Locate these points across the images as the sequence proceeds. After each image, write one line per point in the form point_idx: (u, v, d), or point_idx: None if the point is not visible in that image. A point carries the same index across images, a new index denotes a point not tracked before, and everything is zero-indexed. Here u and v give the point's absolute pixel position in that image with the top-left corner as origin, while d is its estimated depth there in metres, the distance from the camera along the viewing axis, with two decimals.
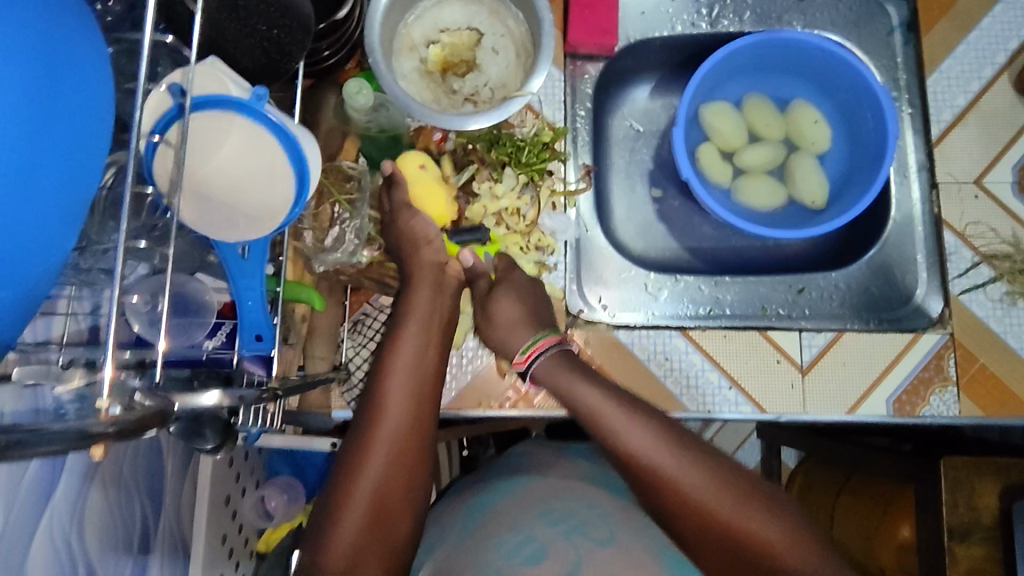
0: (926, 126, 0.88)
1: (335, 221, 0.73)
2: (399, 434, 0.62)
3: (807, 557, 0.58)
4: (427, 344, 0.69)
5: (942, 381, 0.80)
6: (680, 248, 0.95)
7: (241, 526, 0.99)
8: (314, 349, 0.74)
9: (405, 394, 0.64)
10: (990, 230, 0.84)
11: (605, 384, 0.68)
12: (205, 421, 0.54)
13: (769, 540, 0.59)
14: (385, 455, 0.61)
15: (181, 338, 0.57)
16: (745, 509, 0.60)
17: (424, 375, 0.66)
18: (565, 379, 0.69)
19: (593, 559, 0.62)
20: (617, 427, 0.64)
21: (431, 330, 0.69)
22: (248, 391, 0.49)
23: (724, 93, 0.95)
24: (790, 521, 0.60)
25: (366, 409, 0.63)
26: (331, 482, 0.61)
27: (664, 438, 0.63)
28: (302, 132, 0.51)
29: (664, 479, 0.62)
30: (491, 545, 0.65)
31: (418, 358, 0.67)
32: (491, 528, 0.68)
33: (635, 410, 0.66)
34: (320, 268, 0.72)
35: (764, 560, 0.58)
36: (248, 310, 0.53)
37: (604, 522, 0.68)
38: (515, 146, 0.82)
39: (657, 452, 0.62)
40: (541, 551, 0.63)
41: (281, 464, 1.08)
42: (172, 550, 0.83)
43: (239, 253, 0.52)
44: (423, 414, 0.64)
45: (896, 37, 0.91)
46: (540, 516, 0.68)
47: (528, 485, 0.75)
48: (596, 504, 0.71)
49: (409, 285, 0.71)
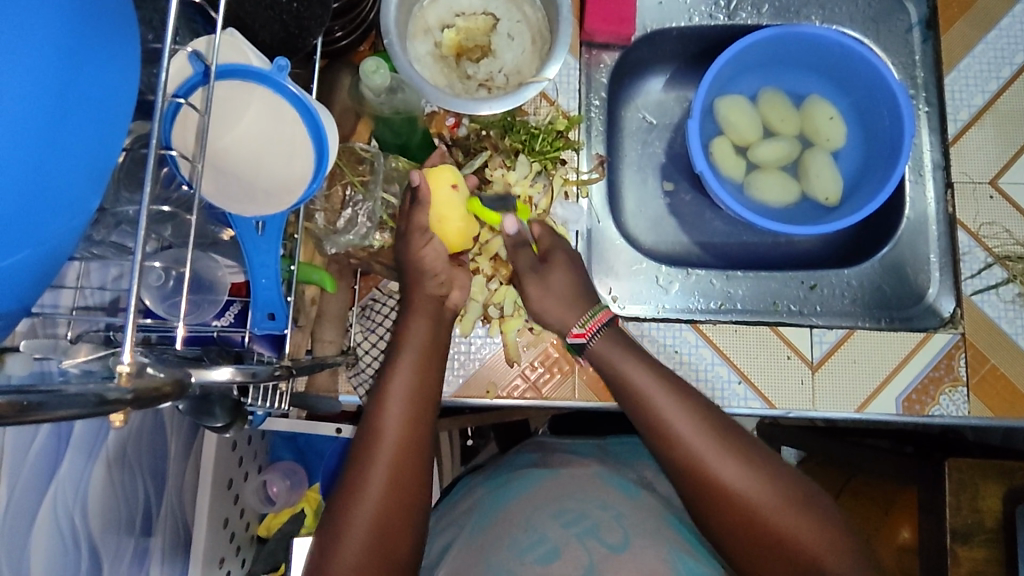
0: (943, 124, 0.87)
1: (347, 202, 0.73)
2: (396, 461, 0.61)
3: (833, 551, 0.60)
4: (426, 366, 0.67)
5: (952, 381, 0.80)
6: (691, 242, 0.94)
7: (243, 511, 0.99)
8: (323, 333, 0.73)
9: (401, 418, 0.63)
10: (1004, 231, 0.84)
11: (654, 365, 0.69)
12: (215, 400, 0.53)
13: (798, 530, 0.61)
14: (383, 481, 0.60)
15: (193, 315, 0.56)
16: (783, 504, 0.62)
17: (422, 397, 0.65)
18: (612, 356, 0.70)
19: (608, 563, 0.62)
20: (664, 411, 0.65)
21: (426, 354, 0.68)
22: (261, 368, 0.48)
23: (740, 88, 0.95)
24: (826, 520, 0.62)
25: (365, 429, 0.63)
26: (329, 508, 0.61)
27: (710, 425, 0.65)
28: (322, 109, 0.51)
29: (705, 467, 0.63)
30: (505, 544, 0.66)
31: (417, 381, 0.66)
32: (504, 527, 0.68)
33: (676, 391, 0.67)
34: (331, 250, 0.71)
35: (792, 550, 0.60)
36: (261, 288, 0.52)
37: (619, 524, 0.67)
38: (529, 133, 0.81)
39: (701, 440, 0.64)
40: (554, 551, 0.63)
41: (284, 450, 1.07)
42: (173, 530, 0.82)
43: (255, 229, 0.51)
44: (420, 438, 0.63)
45: (915, 35, 0.90)
46: (554, 516, 0.68)
47: (539, 484, 0.74)
48: (610, 504, 0.70)
49: (407, 310, 0.70)
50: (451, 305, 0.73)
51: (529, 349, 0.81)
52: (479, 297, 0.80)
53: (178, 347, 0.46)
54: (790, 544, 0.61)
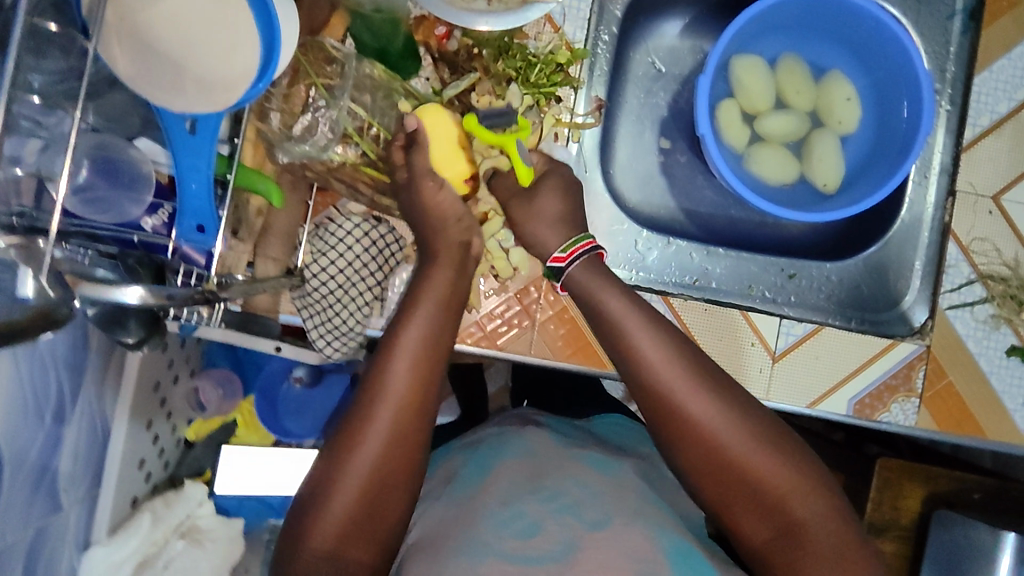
0: (960, 128, 0.82)
1: (308, 106, 0.64)
2: (397, 420, 0.57)
3: (814, 505, 0.60)
4: (443, 319, 0.62)
5: (907, 391, 0.79)
6: (676, 208, 0.89)
7: (170, 414, 0.93)
8: (268, 249, 0.66)
9: (402, 375, 0.58)
10: (993, 248, 0.81)
11: (637, 304, 0.66)
12: (130, 313, 0.49)
13: (782, 483, 0.60)
14: (378, 441, 0.56)
15: (109, 214, 0.49)
16: (758, 453, 0.61)
17: (434, 351, 0.60)
18: (599, 291, 0.67)
19: (594, 542, 0.61)
20: (645, 352, 0.63)
21: (446, 308, 0.62)
22: (178, 291, 0.42)
23: (760, 49, 0.88)
24: (800, 468, 0.61)
25: (369, 378, 0.58)
26: (318, 462, 0.58)
27: (690, 369, 0.62)
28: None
29: (683, 414, 0.61)
30: (482, 516, 0.64)
31: (431, 335, 0.60)
32: (478, 499, 0.67)
33: (661, 332, 0.64)
34: (284, 158, 0.64)
35: (775, 501, 0.60)
36: (190, 196, 0.46)
37: (596, 503, 0.66)
38: (525, 61, 0.72)
39: (677, 382, 0.62)
40: (535, 526, 0.62)
41: (220, 357, 1.02)
42: (89, 425, 0.77)
43: (185, 128, 0.45)
44: (420, 398, 0.58)
45: (955, 23, 0.83)
46: (534, 493, 0.66)
47: (514, 458, 0.72)
48: (588, 483, 0.68)
49: (431, 261, 0.64)
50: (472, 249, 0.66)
51: (492, 297, 0.76)
52: None
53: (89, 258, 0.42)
54: (763, 492, 0.60)
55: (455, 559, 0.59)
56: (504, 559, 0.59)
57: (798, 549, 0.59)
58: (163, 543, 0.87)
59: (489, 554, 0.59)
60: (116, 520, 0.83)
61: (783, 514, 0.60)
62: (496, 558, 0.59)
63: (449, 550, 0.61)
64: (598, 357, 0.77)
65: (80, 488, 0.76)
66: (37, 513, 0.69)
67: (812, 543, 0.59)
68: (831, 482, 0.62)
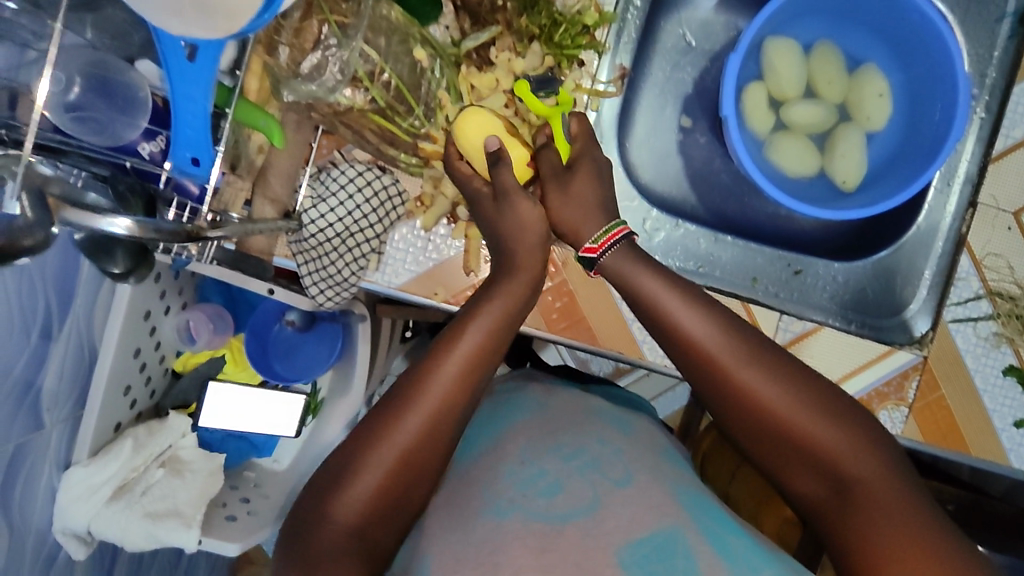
0: (991, 137, 0.79)
1: (319, 44, 0.61)
2: (439, 408, 0.54)
3: (871, 464, 0.54)
4: (504, 327, 0.59)
5: (897, 400, 0.78)
6: (690, 189, 0.87)
7: (159, 344, 0.92)
8: (267, 190, 0.65)
9: (456, 362, 0.55)
10: (1007, 266, 0.78)
11: (669, 273, 0.61)
12: (118, 243, 0.54)
13: (834, 442, 0.55)
14: (423, 418, 0.54)
15: (103, 136, 0.47)
16: (815, 415, 0.55)
17: (491, 352, 0.57)
18: (627, 265, 0.61)
19: (612, 497, 0.55)
20: (683, 320, 0.58)
21: (511, 314, 0.60)
22: (167, 222, 0.41)
23: (796, 33, 0.84)
24: (858, 425, 0.56)
25: (419, 363, 0.56)
26: (355, 434, 0.55)
27: (733, 333, 0.58)
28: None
29: (731, 382, 0.56)
30: (500, 475, 0.59)
31: (490, 335, 0.58)
32: (497, 456, 0.62)
33: (697, 300, 0.59)
34: (289, 97, 0.62)
35: (826, 462, 0.55)
36: (182, 126, 0.44)
37: (619, 460, 0.60)
38: (551, 20, 0.69)
39: (723, 348, 0.57)
40: (557, 485, 0.56)
41: (213, 292, 1.01)
42: (76, 349, 0.76)
43: (184, 54, 0.42)
44: (471, 389, 0.56)
45: (1003, 26, 0.79)
46: (552, 450, 0.61)
47: (527, 417, 0.67)
48: (606, 439, 0.63)
49: (504, 270, 0.62)
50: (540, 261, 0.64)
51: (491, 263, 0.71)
52: (449, 192, 0.69)
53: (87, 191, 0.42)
54: (822, 456, 0.55)
55: (479, 520, 0.54)
56: (528, 518, 0.53)
57: (861, 508, 0.53)
58: (142, 470, 0.87)
59: (514, 512, 0.54)
60: (98, 442, 0.84)
61: (833, 472, 0.55)
62: (522, 517, 0.54)
63: (473, 511, 0.56)
64: (589, 332, 0.76)
65: (63, 410, 0.78)
66: (19, 430, 0.70)
67: (877, 502, 0.53)
68: (885, 437, 0.56)
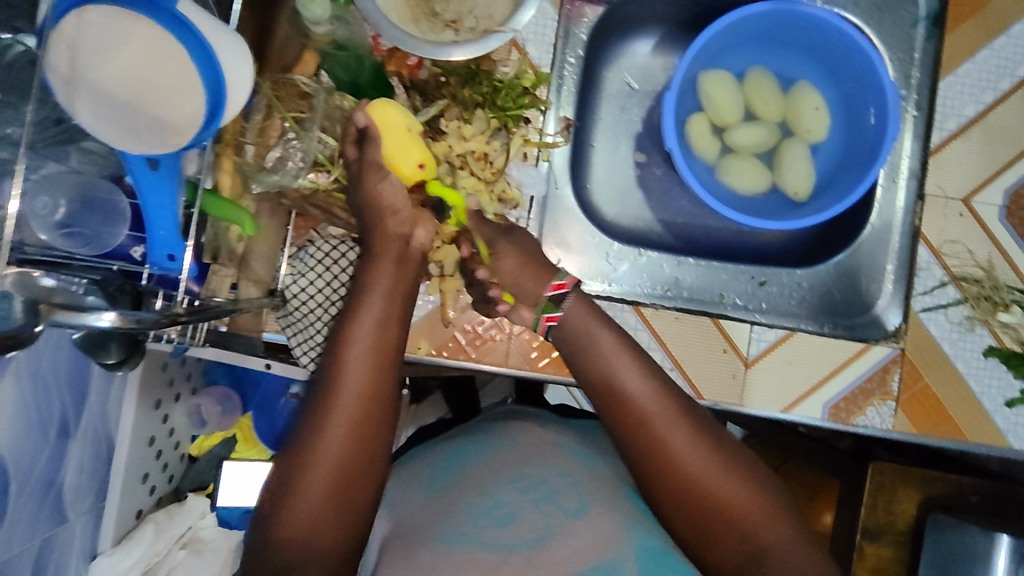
0: (927, 132, 0.83)
1: (281, 140, 0.71)
2: (356, 411, 0.58)
3: (783, 535, 0.59)
4: (395, 300, 0.64)
5: (882, 395, 0.79)
6: (654, 219, 0.91)
7: (172, 432, 0.97)
8: (251, 273, 0.71)
9: (364, 362, 0.59)
10: (966, 250, 0.81)
11: (617, 332, 0.67)
12: (114, 336, 0.60)
13: (750, 511, 0.59)
14: (342, 426, 0.57)
15: (91, 246, 0.54)
16: (727, 471, 0.61)
17: (387, 339, 0.62)
18: (575, 324, 0.67)
19: (566, 527, 0.60)
20: (623, 381, 0.63)
21: (397, 293, 0.64)
22: (147, 314, 0.47)
23: (729, 63, 0.90)
24: (767, 489, 0.61)
25: (323, 375, 0.59)
26: (282, 458, 0.58)
27: (664, 393, 0.63)
28: (215, 23, 0.49)
29: (658, 438, 0.61)
30: (460, 508, 0.63)
31: (381, 324, 0.62)
32: (459, 491, 0.66)
33: (640, 363, 0.65)
34: (258, 189, 0.69)
35: (742, 530, 0.59)
36: (155, 229, 0.50)
37: (577, 491, 0.64)
38: (491, 87, 0.77)
39: (657, 405, 0.62)
40: (511, 515, 0.61)
41: (220, 375, 1.06)
42: (94, 445, 0.81)
43: (148, 166, 0.49)
44: (383, 380, 0.60)
45: (919, 30, 0.85)
46: (511, 482, 0.65)
47: (497, 451, 0.71)
48: (568, 471, 0.67)
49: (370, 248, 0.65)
50: (416, 246, 0.67)
51: (468, 312, 0.79)
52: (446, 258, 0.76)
53: (71, 297, 0.47)
54: (739, 522, 0.59)
55: (429, 548, 0.57)
56: (480, 548, 0.57)
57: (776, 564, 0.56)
58: (166, 553, 0.92)
59: (466, 543, 0.57)
60: (120, 532, 0.88)
61: (750, 543, 0.58)
62: (473, 547, 0.57)
63: (425, 539, 0.59)
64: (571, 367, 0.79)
65: (85, 502, 0.81)
66: (44, 526, 0.74)
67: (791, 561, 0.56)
68: (794, 514, 0.61)
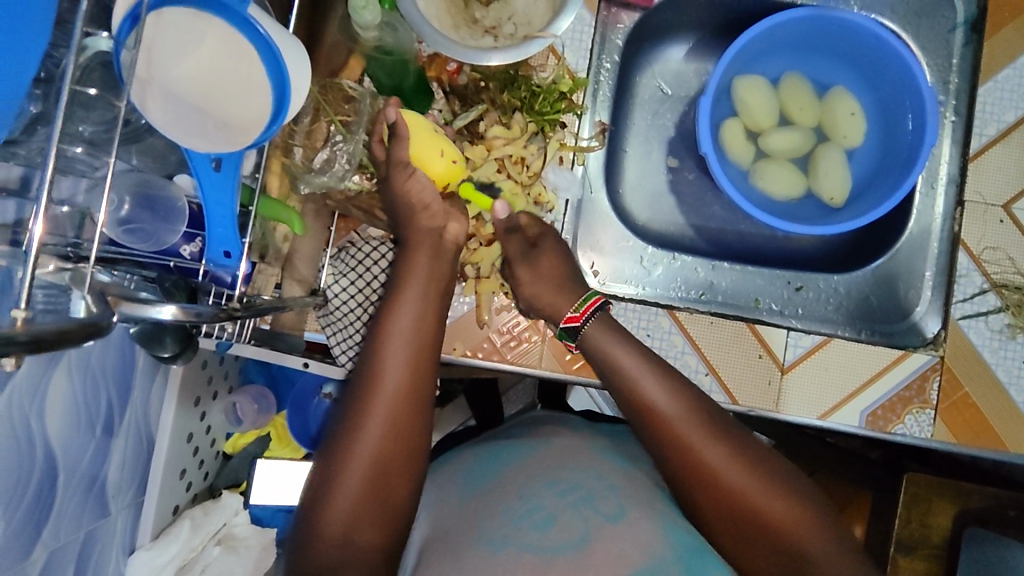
0: (966, 137, 0.83)
1: (328, 142, 0.71)
2: (394, 405, 0.59)
3: (818, 542, 0.58)
4: (431, 298, 0.66)
5: (921, 403, 0.78)
6: (686, 224, 0.92)
7: (209, 429, 0.99)
8: (294, 273, 0.73)
9: (402, 367, 0.60)
10: (1007, 258, 0.80)
11: (640, 346, 0.69)
12: (167, 331, 0.62)
13: (784, 518, 0.59)
14: (381, 423, 0.58)
15: (149, 243, 0.55)
16: (758, 479, 0.61)
17: (423, 337, 0.63)
18: (602, 338, 0.70)
19: (604, 531, 0.59)
20: (650, 392, 0.65)
21: (431, 293, 0.66)
22: (206, 309, 0.48)
23: (763, 69, 0.90)
24: (800, 496, 0.61)
25: (362, 371, 0.60)
26: (321, 458, 0.59)
27: (689, 402, 0.65)
28: (282, 32, 0.51)
29: (687, 447, 0.62)
30: (499, 512, 0.63)
31: (417, 322, 0.63)
32: (497, 495, 0.66)
33: (665, 376, 0.67)
34: (306, 190, 0.71)
35: (777, 537, 0.59)
36: (215, 225, 0.52)
37: (613, 495, 0.64)
38: (530, 92, 0.78)
39: (683, 416, 0.64)
40: (550, 519, 0.61)
41: (256, 374, 1.09)
42: (136, 441, 0.82)
43: (212, 166, 0.51)
44: (422, 376, 0.61)
45: (957, 36, 0.84)
46: (548, 486, 0.65)
47: (533, 454, 0.71)
48: (604, 476, 0.67)
49: (407, 251, 0.69)
50: (450, 240, 0.70)
51: (503, 313, 0.80)
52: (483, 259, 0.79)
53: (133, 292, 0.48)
54: (773, 529, 0.59)
55: (473, 550, 0.58)
56: (522, 551, 0.57)
57: None
58: (201, 549, 0.93)
59: (507, 546, 0.58)
60: (159, 526, 0.90)
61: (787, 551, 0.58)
62: (520, 549, 0.57)
63: (467, 544, 0.59)
64: None
65: (127, 495, 0.83)
66: (89, 518, 0.76)
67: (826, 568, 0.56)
68: (830, 522, 0.60)
